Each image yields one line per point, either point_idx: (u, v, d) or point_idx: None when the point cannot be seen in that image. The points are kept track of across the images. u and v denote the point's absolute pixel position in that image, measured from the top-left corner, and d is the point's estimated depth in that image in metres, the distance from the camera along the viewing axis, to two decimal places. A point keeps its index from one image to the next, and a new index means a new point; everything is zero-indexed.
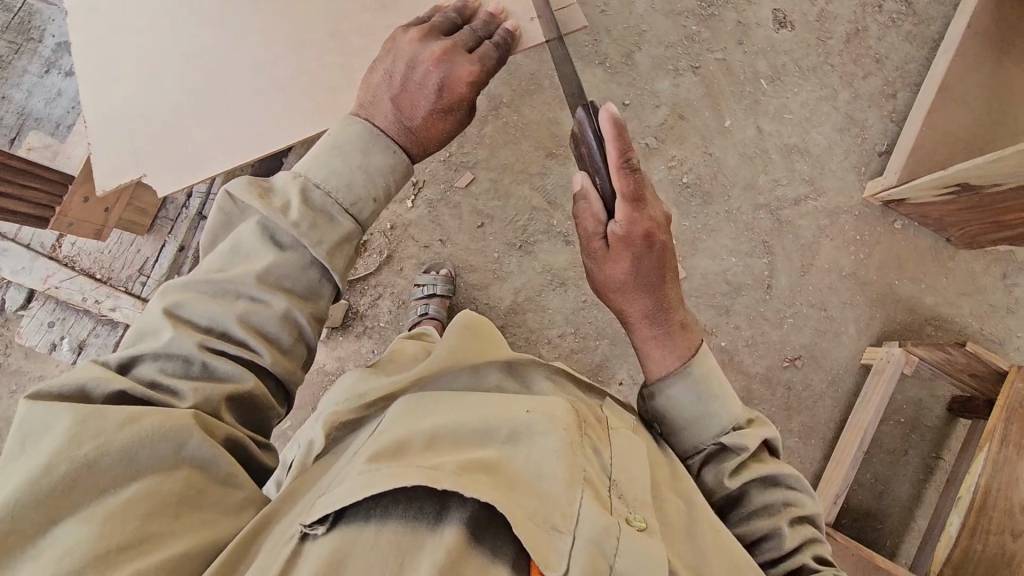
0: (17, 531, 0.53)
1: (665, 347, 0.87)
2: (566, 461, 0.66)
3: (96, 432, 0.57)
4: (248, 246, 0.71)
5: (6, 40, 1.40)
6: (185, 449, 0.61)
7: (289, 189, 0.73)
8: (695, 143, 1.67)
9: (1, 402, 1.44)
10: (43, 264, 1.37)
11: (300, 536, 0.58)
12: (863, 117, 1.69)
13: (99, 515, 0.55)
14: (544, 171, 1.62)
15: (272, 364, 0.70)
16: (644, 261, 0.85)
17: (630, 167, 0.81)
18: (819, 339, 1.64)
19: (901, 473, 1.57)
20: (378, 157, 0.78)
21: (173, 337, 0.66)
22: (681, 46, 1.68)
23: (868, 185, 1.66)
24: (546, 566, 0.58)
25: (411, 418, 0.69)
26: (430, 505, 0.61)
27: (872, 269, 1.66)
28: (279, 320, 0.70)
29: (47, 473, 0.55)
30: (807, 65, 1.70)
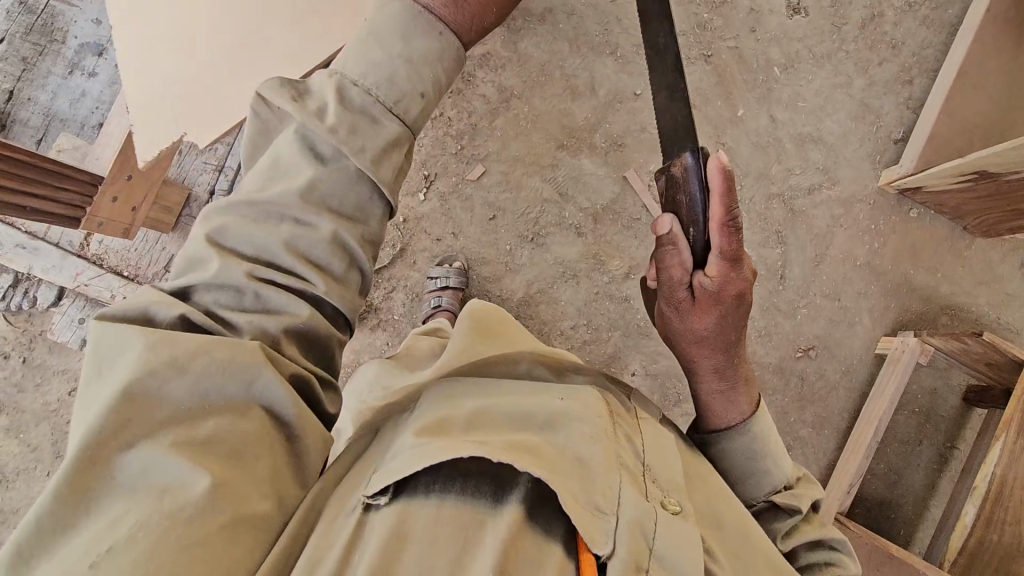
0: (104, 452, 0.54)
1: (730, 399, 0.94)
2: (603, 443, 0.66)
3: (171, 361, 0.57)
4: (291, 162, 0.69)
5: (31, 41, 1.40)
6: (254, 388, 0.61)
7: (325, 92, 0.70)
8: (707, 133, 1.66)
9: (26, 395, 1.48)
10: (73, 262, 1.44)
11: (363, 507, 0.60)
12: (878, 104, 1.67)
13: (179, 448, 0.56)
14: (555, 163, 1.62)
15: (323, 291, 0.68)
16: (728, 316, 0.87)
17: (734, 226, 0.76)
18: (833, 329, 1.63)
19: (916, 463, 1.57)
20: (423, 39, 0.73)
21: (224, 265, 0.64)
22: (693, 34, 1.66)
23: (884, 173, 1.64)
24: (595, 544, 0.60)
25: (450, 400, 0.70)
26: (483, 484, 0.63)
27: (887, 259, 1.65)
28: (327, 244, 0.68)
29: (129, 400, 0.55)
30: (821, 52, 1.68)
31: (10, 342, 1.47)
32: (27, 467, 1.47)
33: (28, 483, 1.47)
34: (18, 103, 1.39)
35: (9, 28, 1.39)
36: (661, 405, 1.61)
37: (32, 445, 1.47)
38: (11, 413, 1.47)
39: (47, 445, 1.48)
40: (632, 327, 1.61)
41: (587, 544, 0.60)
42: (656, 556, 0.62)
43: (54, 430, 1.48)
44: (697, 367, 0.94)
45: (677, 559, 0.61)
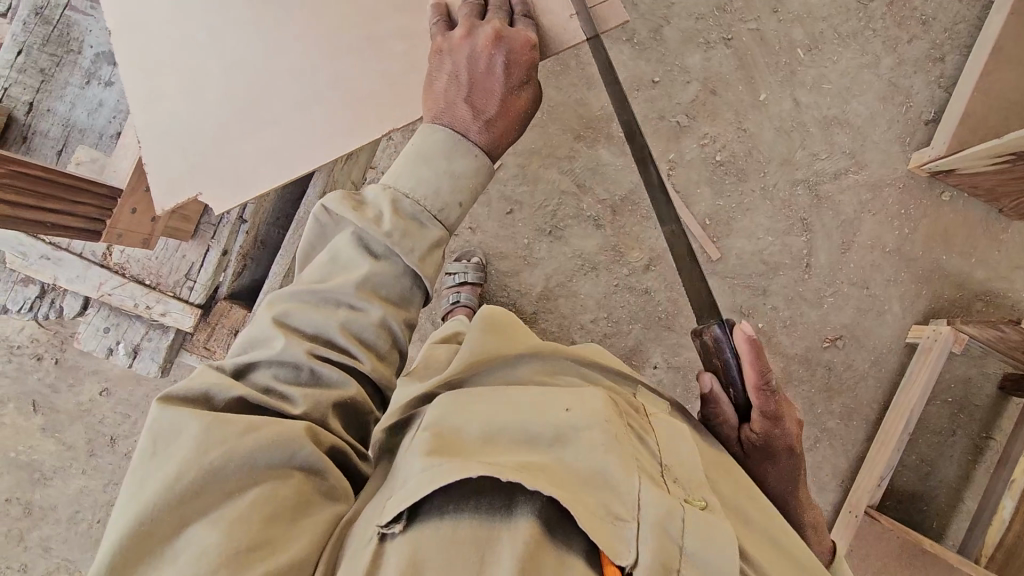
0: (156, 530, 0.55)
1: (801, 546, 0.87)
2: (615, 448, 0.65)
3: (222, 441, 0.59)
4: (348, 257, 0.70)
5: (47, 52, 1.37)
6: (296, 457, 0.63)
7: (381, 201, 0.71)
8: (727, 119, 1.62)
9: (60, 395, 1.52)
10: (96, 272, 1.32)
11: (378, 537, 0.58)
12: (907, 84, 1.61)
13: (225, 522, 0.57)
14: (572, 154, 1.60)
15: (371, 370, 0.71)
16: (782, 469, 0.84)
17: (768, 388, 0.77)
18: (861, 319, 1.59)
19: (949, 454, 1.53)
20: (462, 160, 0.75)
21: (286, 346, 0.67)
22: (712, 17, 1.62)
23: (914, 156, 1.59)
24: (616, 555, 0.57)
25: (455, 417, 0.69)
26: (499, 500, 0.61)
27: (918, 245, 1.60)
28: (376, 328, 0.70)
29: (178, 479, 0.56)
30: (847, 31, 1.62)
31: (43, 344, 1.51)
32: (65, 465, 1.52)
33: (66, 480, 1.52)
34: (37, 115, 1.37)
35: (25, 39, 1.35)
36: (684, 398, 1.59)
37: (68, 443, 1.52)
38: (47, 413, 1.52)
39: (82, 444, 1.52)
40: (653, 319, 1.59)
41: (607, 554, 0.57)
42: (687, 557, 0.58)
43: (87, 430, 1.52)
44: (766, 515, 0.89)
45: (706, 559, 0.58)
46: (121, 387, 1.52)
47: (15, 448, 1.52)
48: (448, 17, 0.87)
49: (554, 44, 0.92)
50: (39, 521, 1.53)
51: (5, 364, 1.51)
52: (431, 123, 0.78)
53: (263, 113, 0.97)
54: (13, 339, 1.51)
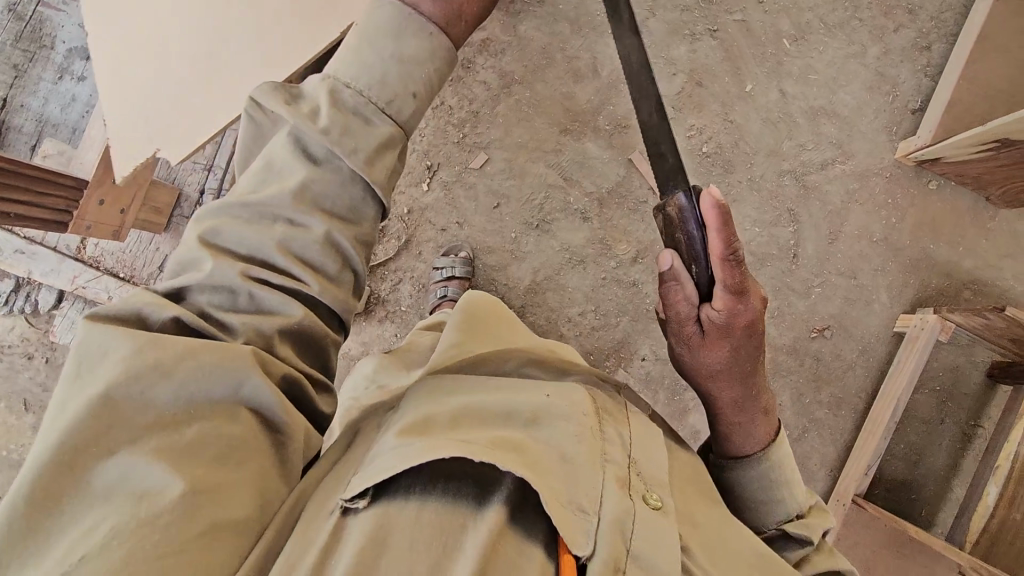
0: (84, 454, 0.54)
1: (748, 432, 0.89)
2: (588, 442, 0.66)
3: (154, 370, 0.56)
4: (284, 164, 0.66)
5: (20, 48, 1.38)
6: (241, 390, 0.60)
7: (318, 95, 0.67)
8: (714, 110, 1.62)
9: (50, 393, 1.53)
10: (70, 265, 1.38)
11: (341, 510, 0.61)
12: (894, 73, 1.61)
13: (160, 454, 0.55)
14: (559, 147, 1.60)
15: (318, 291, 0.67)
16: (742, 350, 0.83)
17: (735, 260, 0.74)
18: (849, 308, 1.59)
19: (937, 443, 1.53)
20: (412, 38, 0.69)
21: (217, 266, 0.63)
22: (698, 9, 1.62)
23: (900, 145, 1.59)
24: (575, 545, 0.59)
25: (433, 398, 0.70)
26: (466, 487, 0.63)
27: (905, 234, 1.60)
28: (320, 244, 0.66)
29: (109, 404, 0.55)
30: (833, 21, 1.62)
31: (33, 343, 1.52)
32: None
33: None
34: (11, 111, 1.38)
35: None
36: (672, 389, 1.59)
37: None
38: (37, 411, 1.53)
39: None
40: (640, 311, 1.59)
41: (566, 543, 0.59)
42: (633, 557, 0.61)
43: None
44: (720, 403, 0.89)
45: (654, 559, 0.61)
46: None
47: (5, 446, 1.53)
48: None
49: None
50: None
51: None
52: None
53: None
54: (3, 337, 1.52)
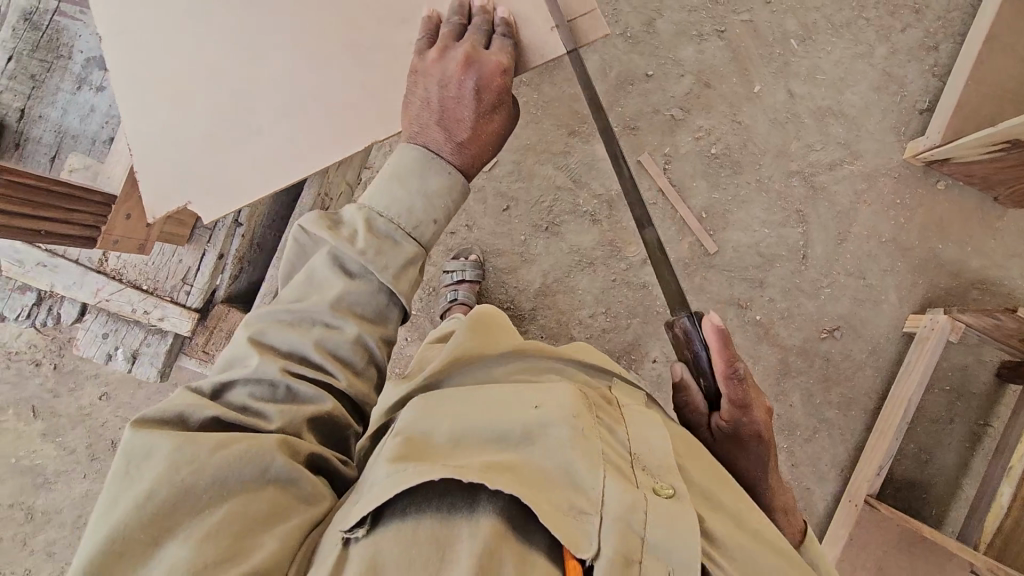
0: (128, 551, 0.56)
1: (771, 533, 0.85)
2: (582, 447, 0.65)
3: (190, 462, 0.59)
4: (322, 275, 0.71)
5: (36, 59, 1.25)
6: (270, 470, 0.62)
7: (356, 220, 0.72)
8: (722, 111, 1.62)
9: (60, 400, 1.52)
10: (93, 278, 1.24)
11: (341, 542, 0.58)
12: (902, 73, 1.61)
13: (196, 538, 0.57)
14: (568, 150, 1.60)
15: (348, 387, 0.71)
16: (749, 453, 0.85)
17: (738, 375, 0.78)
18: (858, 308, 1.59)
19: (947, 442, 1.54)
20: (434, 177, 0.76)
21: (260, 363, 0.67)
22: (705, 10, 1.62)
23: (909, 145, 1.59)
24: (578, 549, 0.58)
25: (425, 418, 0.69)
26: (461, 499, 0.61)
27: (913, 233, 1.60)
28: (352, 345, 0.71)
29: (150, 497, 0.57)
30: (839, 21, 1.62)
31: (43, 349, 1.51)
32: (66, 469, 1.53)
33: (69, 484, 1.53)
34: (29, 121, 1.24)
35: (13, 45, 1.24)
36: None
37: (69, 447, 1.53)
38: (47, 417, 1.52)
39: (83, 448, 1.53)
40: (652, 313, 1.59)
41: (569, 548, 0.58)
42: (648, 546, 0.59)
43: (88, 434, 1.53)
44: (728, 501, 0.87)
45: (668, 550, 0.59)
46: (122, 391, 1.52)
47: (15, 453, 1.52)
48: (433, 33, 0.89)
49: (534, 55, 0.92)
50: (42, 526, 1.53)
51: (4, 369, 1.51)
52: (409, 140, 0.80)
53: (250, 120, 0.96)
54: (12, 345, 1.51)
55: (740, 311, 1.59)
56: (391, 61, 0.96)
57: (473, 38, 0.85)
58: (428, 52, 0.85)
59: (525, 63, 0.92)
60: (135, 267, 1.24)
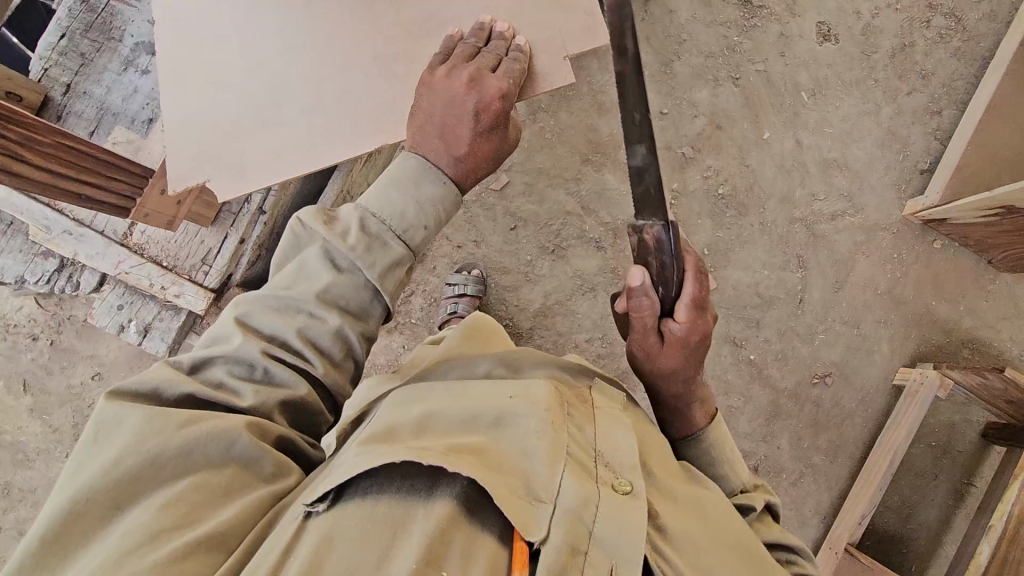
0: (91, 513, 0.57)
1: (688, 415, 0.90)
2: (548, 437, 0.65)
3: (158, 434, 0.60)
4: (312, 267, 0.74)
5: (89, 38, 1.28)
6: (233, 448, 0.63)
7: (350, 220, 0.75)
8: (731, 153, 1.67)
9: (52, 376, 1.52)
10: (115, 249, 1.22)
11: (301, 516, 0.58)
12: (905, 133, 1.67)
13: (156, 505, 0.58)
14: (579, 177, 1.65)
15: (323, 376, 0.72)
16: (694, 357, 0.83)
17: (703, 307, 0.80)
18: (850, 357, 1.62)
19: (930, 497, 1.54)
20: (431, 187, 0.79)
21: (242, 342, 0.69)
22: (722, 56, 1.69)
23: (909, 202, 1.64)
24: (526, 532, 0.57)
25: (400, 407, 0.69)
26: (420, 482, 0.61)
27: (909, 288, 1.64)
28: (331, 337, 0.73)
29: (116, 464, 0.58)
30: (850, 78, 1.69)
31: (41, 325, 1.51)
32: (49, 447, 1.52)
33: (49, 463, 1.51)
34: (73, 97, 1.27)
35: (68, 24, 1.28)
36: None
37: (55, 425, 1.52)
38: (36, 393, 1.52)
39: (69, 427, 1.52)
40: None
41: (519, 532, 0.57)
42: (596, 541, 0.59)
43: (76, 413, 1.52)
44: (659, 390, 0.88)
45: (617, 544, 0.59)
46: (115, 373, 1.53)
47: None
48: (449, 51, 0.91)
49: (543, 83, 0.96)
50: (16, 503, 1.51)
51: (1, 341, 1.52)
52: (411, 149, 0.84)
53: (275, 110, 0.99)
54: (12, 317, 1.52)
55: (735, 349, 1.61)
56: (409, 71, 0.99)
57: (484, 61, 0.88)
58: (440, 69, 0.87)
59: (532, 90, 0.95)
60: (158, 243, 1.23)
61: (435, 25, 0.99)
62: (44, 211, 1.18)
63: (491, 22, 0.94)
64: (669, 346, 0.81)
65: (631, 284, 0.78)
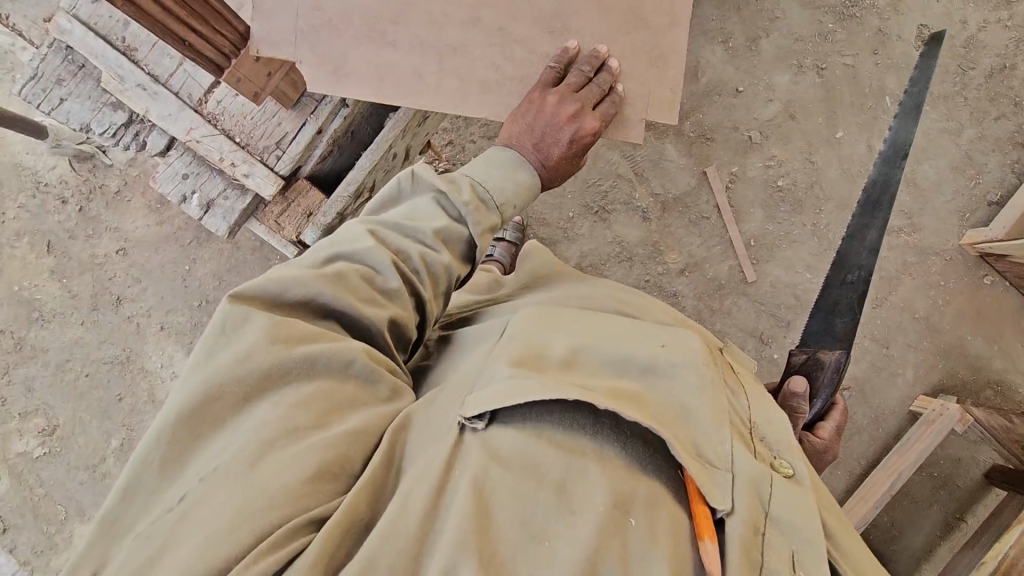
0: (215, 409, 0.55)
1: None
2: (711, 397, 0.61)
3: (285, 340, 0.59)
4: (425, 210, 0.72)
5: None
6: (352, 365, 0.62)
7: (462, 183, 0.73)
8: (799, 147, 1.60)
9: (75, 242, 1.51)
10: (182, 114, 0.88)
11: (459, 427, 0.57)
12: (982, 160, 1.60)
13: (282, 407, 0.56)
14: (638, 142, 1.59)
15: (429, 301, 0.71)
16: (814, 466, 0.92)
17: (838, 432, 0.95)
18: (873, 375, 1.60)
19: (919, 524, 1.56)
20: (525, 175, 0.77)
21: (372, 247, 0.67)
22: (811, 42, 1.60)
23: (969, 232, 1.59)
24: (712, 498, 0.54)
25: (543, 333, 0.66)
26: (583, 414, 0.57)
27: (947, 318, 1.60)
28: (444, 268, 0.71)
29: (245, 361, 0.56)
30: (939, 91, 1.60)
31: (71, 189, 1.50)
32: (65, 312, 1.51)
33: (63, 327, 1.51)
34: None
35: None
36: None
37: (73, 291, 1.51)
38: (59, 255, 1.51)
39: (86, 296, 1.51)
40: None
41: (703, 494, 0.54)
42: (772, 520, 0.55)
43: (95, 283, 1.51)
44: None
45: (796, 526, 0.55)
46: (138, 251, 1.51)
47: (18, 282, 1.51)
48: (556, 67, 0.81)
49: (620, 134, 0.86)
50: (27, 360, 1.51)
51: (30, 198, 1.50)
52: (499, 145, 0.80)
53: (387, 27, 0.81)
54: (43, 176, 1.50)
55: (760, 345, 1.59)
56: (539, 48, 0.83)
57: (590, 95, 0.80)
58: (548, 89, 0.80)
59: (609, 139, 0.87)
60: (235, 114, 0.90)
61: (560, 28, 0.83)
62: (118, 58, 0.85)
63: (606, 54, 0.82)
64: (808, 450, 0.92)
65: (793, 392, 0.93)
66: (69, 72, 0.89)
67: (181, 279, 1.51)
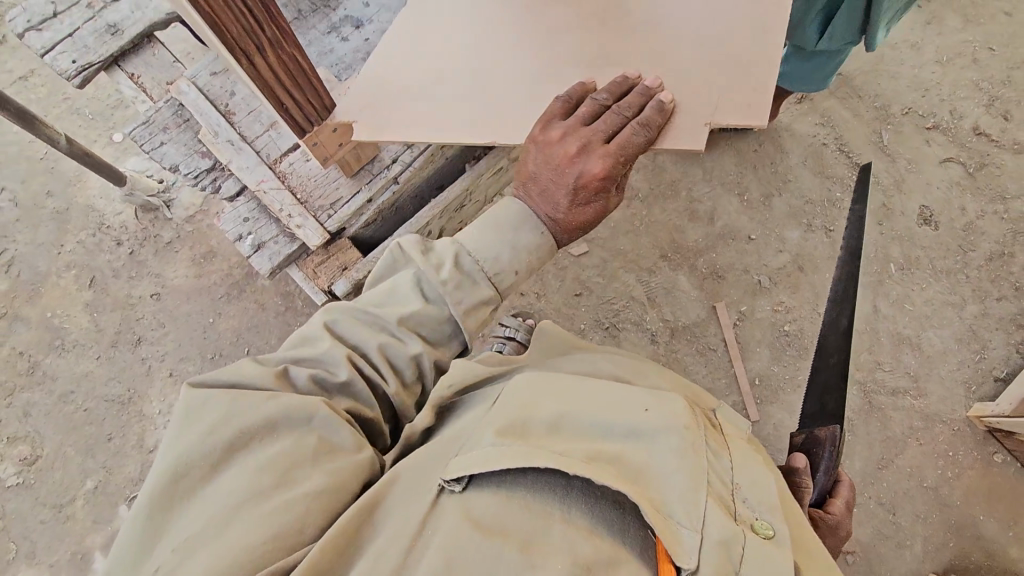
0: (184, 485, 0.57)
1: None
2: (688, 459, 0.59)
3: (246, 406, 0.61)
4: (401, 293, 0.75)
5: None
6: (312, 419, 0.63)
7: (446, 253, 0.77)
8: (807, 297, 1.67)
9: (117, 281, 1.61)
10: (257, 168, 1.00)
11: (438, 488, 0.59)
12: (987, 336, 1.64)
13: (246, 471, 0.58)
14: (653, 269, 1.70)
15: (393, 394, 0.74)
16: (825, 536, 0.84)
17: (847, 505, 0.89)
18: (878, 542, 1.51)
19: None
20: (529, 233, 0.80)
21: (329, 347, 0.71)
22: (820, 206, 1.75)
23: (976, 404, 1.58)
24: (677, 555, 0.53)
25: (533, 394, 0.67)
26: (557, 480, 0.59)
27: (957, 492, 1.54)
28: (409, 360, 0.74)
29: (211, 435, 0.59)
30: (942, 266, 1.70)
31: (129, 233, 1.65)
32: (85, 344, 1.57)
33: (78, 359, 1.56)
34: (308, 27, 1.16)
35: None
36: None
37: (99, 326, 1.58)
38: (98, 290, 1.61)
39: (110, 331, 1.57)
40: None
41: (669, 552, 0.53)
42: None
43: (122, 321, 1.58)
44: None
45: None
46: (172, 297, 1.60)
47: (52, 310, 1.59)
48: (574, 102, 0.84)
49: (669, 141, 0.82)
50: (33, 385, 1.54)
51: (91, 236, 1.65)
52: (514, 195, 0.84)
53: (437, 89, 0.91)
54: (109, 219, 1.66)
55: None
56: None
57: (609, 119, 0.80)
58: (557, 123, 0.82)
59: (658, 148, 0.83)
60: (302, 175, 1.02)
61: None
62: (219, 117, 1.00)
63: (637, 78, 0.83)
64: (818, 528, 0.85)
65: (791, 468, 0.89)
66: (175, 122, 1.03)
67: (202, 330, 1.58)
